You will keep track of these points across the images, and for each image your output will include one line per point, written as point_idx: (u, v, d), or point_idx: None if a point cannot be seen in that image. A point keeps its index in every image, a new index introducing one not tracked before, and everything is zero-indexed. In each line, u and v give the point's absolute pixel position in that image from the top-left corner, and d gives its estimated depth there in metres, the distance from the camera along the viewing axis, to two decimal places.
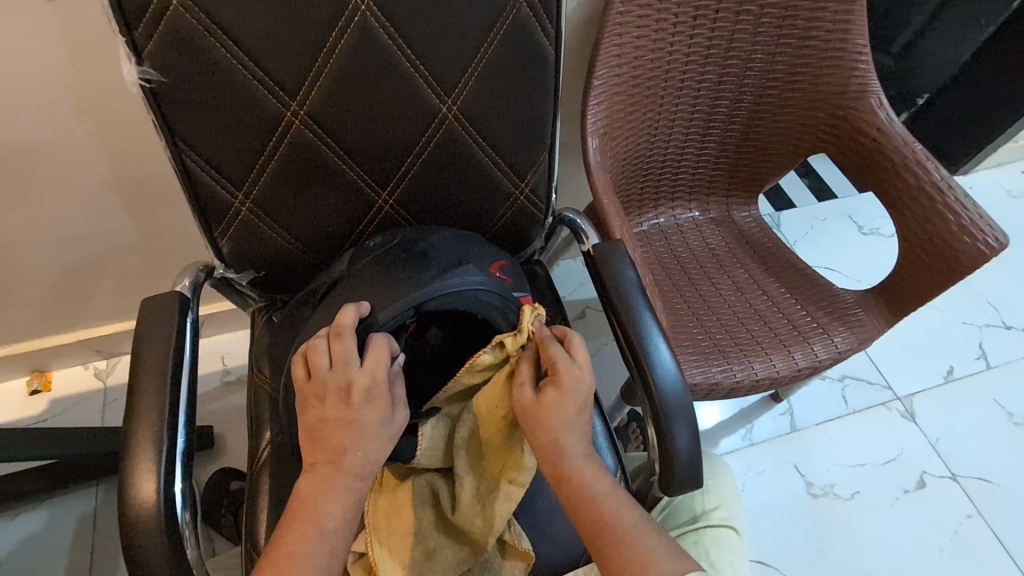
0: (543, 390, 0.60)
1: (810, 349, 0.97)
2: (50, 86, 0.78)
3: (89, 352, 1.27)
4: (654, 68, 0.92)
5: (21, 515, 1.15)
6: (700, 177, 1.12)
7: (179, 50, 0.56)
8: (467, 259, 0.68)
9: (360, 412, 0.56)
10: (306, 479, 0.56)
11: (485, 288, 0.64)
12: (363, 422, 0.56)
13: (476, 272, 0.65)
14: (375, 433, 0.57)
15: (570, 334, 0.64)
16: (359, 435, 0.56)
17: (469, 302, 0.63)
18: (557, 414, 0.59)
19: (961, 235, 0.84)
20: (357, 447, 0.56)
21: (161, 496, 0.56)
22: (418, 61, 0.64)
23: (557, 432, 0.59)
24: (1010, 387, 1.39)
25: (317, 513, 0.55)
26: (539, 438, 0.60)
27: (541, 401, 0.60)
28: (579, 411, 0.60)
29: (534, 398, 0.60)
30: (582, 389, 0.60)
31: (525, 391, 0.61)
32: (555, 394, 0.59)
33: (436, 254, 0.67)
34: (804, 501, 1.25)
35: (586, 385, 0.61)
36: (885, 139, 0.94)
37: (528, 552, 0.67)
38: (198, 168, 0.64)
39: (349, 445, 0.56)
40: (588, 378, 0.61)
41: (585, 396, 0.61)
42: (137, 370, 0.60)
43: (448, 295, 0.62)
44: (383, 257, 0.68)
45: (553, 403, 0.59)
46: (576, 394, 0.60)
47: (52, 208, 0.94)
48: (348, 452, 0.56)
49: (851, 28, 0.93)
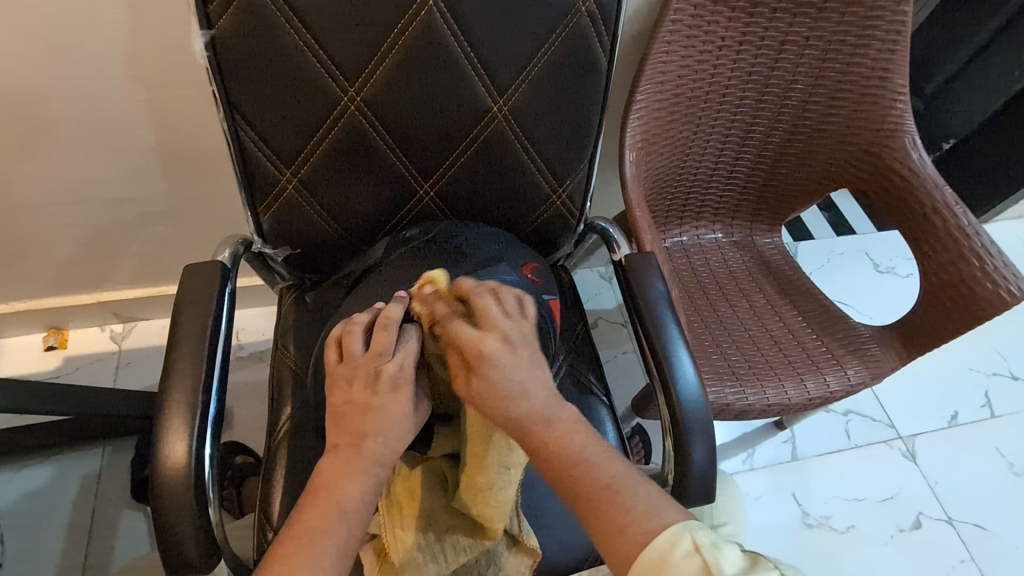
0: (469, 375, 0.56)
1: (823, 379, 0.98)
2: (112, 49, 0.80)
3: (107, 315, 1.29)
4: (695, 89, 0.94)
5: (26, 469, 1.16)
6: (727, 200, 1.13)
7: (250, 27, 0.58)
8: (499, 259, 0.70)
9: (385, 401, 0.56)
10: (326, 461, 0.56)
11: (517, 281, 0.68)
12: (387, 413, 0.56)
13: (508, 271, 0.68)
14: (397, 422, 0.57)
15: (474, 296, 0.57)
16: (382, 422, 0.56)
17: None
18: (490, 394, 0.54)
19: (984, 281, 0.85)
20: (379, 433, 0.56)
21: (190, 458, 0.57)
22: (476, 61, 0.66)
23: (513, 407, 0.54)
24: (1012, 437, 1.39)
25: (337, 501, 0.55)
26: (495, 419, 0.56)
27: (473, 389, 0.55)
28: (514, 381, 0.55)
29: (469, 387, 0.56)
30: (500, 368, 0.54)
31: (461, 381, 0.57)
32: (478, 382, 0.55)
33: (469, 252, 0.70)
34: (799, 530, 1.26)
35: (500, 356, 0.54)
36: (915, 178, 0.95)
37: (535, 549, 0.68)
38: (251, 143, 0.66)
39: (372, 426, 0.56)
40: (497, 346, 0.55)
41: (506, 365, 0.55)
42: (176, 331, 0.62)
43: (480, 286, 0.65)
44: (420, 249, 0.70)
45: (485, 391, 0.55)
46: (496, 367, 0.54)
47: (94, 167, 0.96)
48: (369, 436, 0.56)
49: (893, 68, 0.94)
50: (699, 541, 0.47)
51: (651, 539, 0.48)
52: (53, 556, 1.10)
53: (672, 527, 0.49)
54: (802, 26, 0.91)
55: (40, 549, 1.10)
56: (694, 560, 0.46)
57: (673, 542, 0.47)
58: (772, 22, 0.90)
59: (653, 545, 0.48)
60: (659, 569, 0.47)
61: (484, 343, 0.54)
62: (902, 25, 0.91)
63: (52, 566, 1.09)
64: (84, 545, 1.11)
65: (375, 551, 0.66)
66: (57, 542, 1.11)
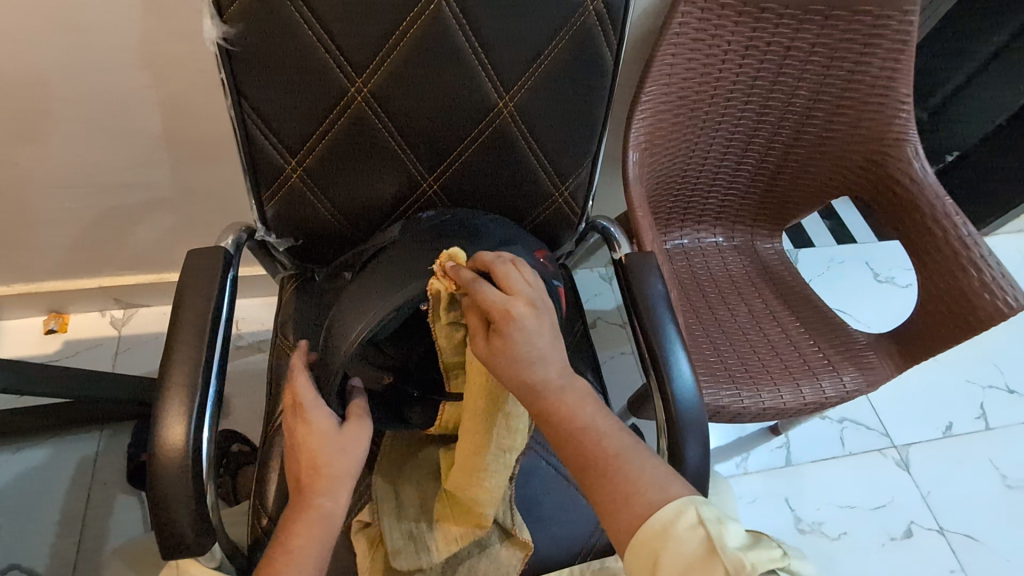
0: (491, 336, 0.56)
1: (818, 385, 0.99)
2: (121, 34, 0.80)
3: (108, 300, 1.29)
4: (699, 93, 0.94)
5: (22, 452, 1.17)
6: (728, 205, 1.13)
7: (259, 16, 0.58)
8: (514, 241, 0.70)
9: (304, 441, 0.59)
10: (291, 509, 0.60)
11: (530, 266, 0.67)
12: (311, 451, 0.59)
13: (524, 253, 0.67)
14: (324, 454, 0.59)
15: (498, 264, 0.57)
16: (314, 462, 0.59)
17: None
18: (511, 357, 0.55)
19: (982, 291, 0.86)
20: (316, 469, 0.59)
21: (187, 441, 0.57)
22: (483, 56, 0.66)
23: (528, 372, 0.55)
24: (1006, 449, 1.40)
25: None
26: (507, 380, 0.56)
27: (494, 349, 0.55)
28: (535, 346, 0.55)
29: (488, 347, 0.56)
30: (525, 333, 0.54)
31: (478, 340, 0.56)
32: (501, 343, 0.55)
33: (486, 233, 0.69)
34: (791, 535, 1.26)
35: (526, 319, 0.54)
36: (916, 188, 0.95)
37: (528, 543, 0.68)
38: (257, 131, 0.66)
39: (306, 470, 0.59)
40: (525, 312, 0.54)
41: (530, 331, 0.55)
42: (177, 315, 0.62)
43: None
44: (438, 226, 0.68)
45: (506, 354, 0.55)
46: (520, 333, 0.54)
47: (99, 151, 0.96)
48: (310, 476, 0.59)
49: (897, 77, 0.95)
50: (704, 515, 0.50)
51: (658, 510, 0.52)
52: (47, 538, 1.10)
53: (679, 500, 0.52)
54: (808, 32, 0.91)
55: (35, 532, 1.10)
56: (698, 532, 0.50)
57: (679, 513, 0.51)
58: (779, 27, 0.90)
59: (656, 517, 0.52)
60: (664, 537, 0.51)
61: (513, 306, 0.54)
62: (908, 34, 0.92)
63: (46, 549, 1.09)
64: (78, 529, 1.11)
65: (367, 539, 0.67)
66: (51, 525, 1.11)
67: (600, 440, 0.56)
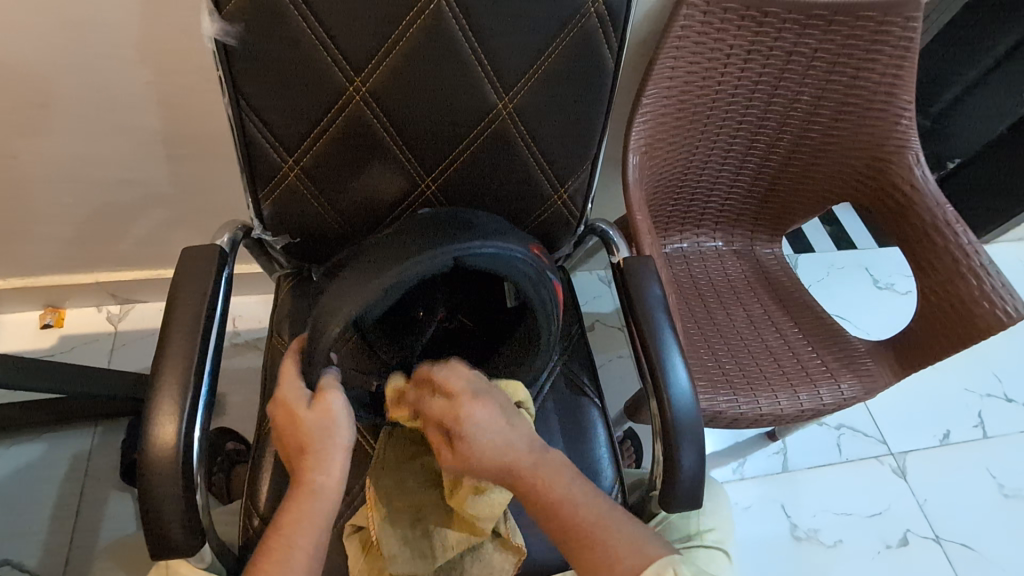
0: (453, 445, 0.58)
1: (816, 392, 0.99)
2: (121, 29, 0.80)
3: (105, 296, 1.29)
4: (701, 97, 0.94)
5: (17, 446, 1.16)
6: (728, 209, 1.13)
7: (257, 13, 0.58)
8: (508, 231, 0.60)
9: (288, 424, 0.59)
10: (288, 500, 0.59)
11: (521, 259, 0.58)
12: (296, 432, 0.59)
13: (514, 241, 0.58)
14: (306, 432, 0.59)
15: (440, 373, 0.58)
16: (302, 441, 0.59)
17: (500, 269, 0.57)
18: (478, 456, 0.57)
19: (981, 300, 0.85)
20: (303, 448, 0.59)
21: (179, 440, 0.57)
22: (483, 57, 0.66)
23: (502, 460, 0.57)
24: (1004, 459, 1.39)
25: None
26: (492, 473, 0.58)
27: (461, 455, 0.57)
28: (497, 441, 0.57)
29: (454, 456, 0.58)
30: (485, 436, 0.57)
31: (445, 452, 0.59)
32: (466, 448, 0.57)
33: (478, 221, 0.60)
34: (786, 542, 1.26)
35: (478, 420, 0.56)
36: (917, 195, 0.95)
37: (521, 549, 0.68)
38: (254, 129, 0.66)
39: (297, 452, 0.60)
40: (480, 419, 0.56)
41: (487, 429, 0.57)
42: (170, 314, 0.62)
43: (483, 257, 0.56)
44: (427, 217, 0.62)
45: (474, 454, 0.57)
46: (477, 435, 0.56)
47: (97, 147, 0.96)
48: (302, 455, 0.59)
49: (900, 84, 0.94)
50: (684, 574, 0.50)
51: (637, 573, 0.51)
52: (40, 534, 1.10)
53: (658, 560, 0.52)
54: (811, 37, 0.91)
55: (28, 527, 1.10)
56: None
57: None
58: (782, 31, 0.90)
59: None
60: None
61: (464, 417, 0.56)
62: (911, 41, 0.91)
63: (38, 544, 1.09)
64: (71, 525, 1.11)
65: (360, 543, 0.68)
66: (44, 520, 1.11)
67: (577, 508, 0.56)
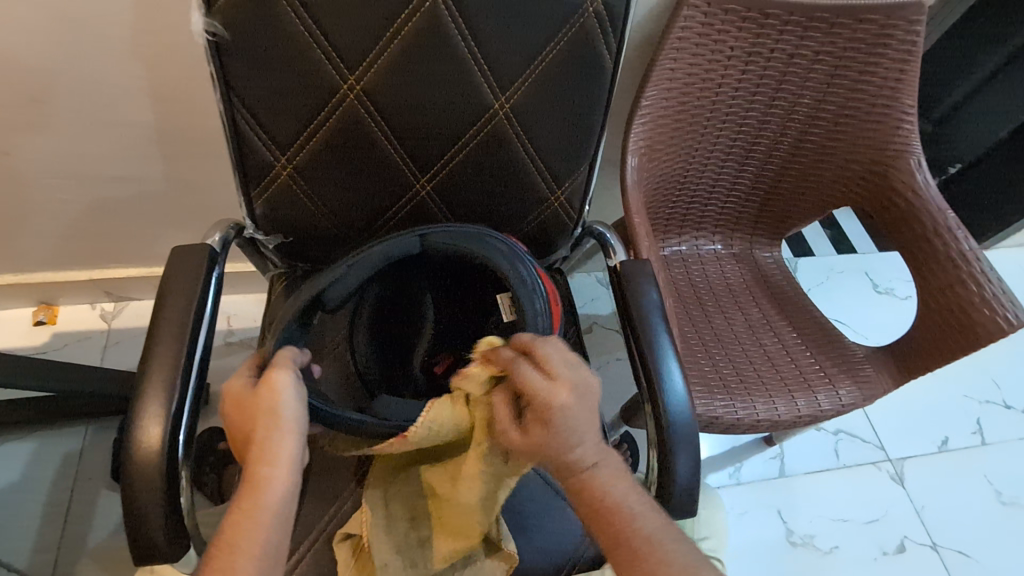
0: (527, 424, 0.56)
1: (813, 398, 0.98)
2: (113, 25, 0.79)
3: (98, 293, 1.28)
4: (700, 99, 0.93)
5: (7, 444, 1.15)
6: (727, 213, 1.12)
7: (249, 9, 0.57)
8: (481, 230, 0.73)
9: (237, 412, 0.58)
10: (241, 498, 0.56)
11: (490, 237, 0.69)
12: (245, 418, 0.57)
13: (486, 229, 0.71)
14: (253, 415, 0.57)
15: (541, 349, 0.57)
16: (249, 428, 0.57)
17: (466, 241, 0.69)
18: (552, 443, 0.55)
19: (982, 307, 0.84)
20: (252, 437, 0.57)
21: (164, 444, 0.56)
22: (480, 56, 0.65)
23: (562, 455, 0.56)
24: (1002, 466, 1.38)
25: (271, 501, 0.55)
26: (548, 462, 0.57)
27: (530, 440, 0.56)
28: (576, 431, 0.56)
29: (525, 436, 0.56)
30: (570, 421, 0.55)
31: (511, 432, 0.56)
32: (541, 432, 0.55)
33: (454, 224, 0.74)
34: (782, 547, 1.25)
35: (568, 408, 0.55)
36: (918, 201, 0.94)
37: (513, 556, 0.67)
38: (246, 126, 0.65)
39: (247, 441, 0.57)
40: (566, 401, 0.55)
41: (571, 416, 0.55)
42: (158, 314, 0.61)
43: (450, 232, 0.69)
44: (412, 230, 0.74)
45: (546, 442, 0.55)
46: (560, 421, 0.55)
47: (90, 143, 0.95)
48: (252, 446, 0.57)
49: (901, 88, 0.94)
50: None
51: None
52: (29, 533, 1.09)
53: None
54: (812, 40, 0.90)
55: (17, 526, 1.09)
56: None
57: None
58: (783, 34, 0.89)
59: None
60: None
61: (554, 395, 0.54)
62: (913, 44, 0.90)
63: (27, 543, 1.08)
64: (61, 525, 1.10)
65: (352, 547, 0.67)
66: (33, 520, 1.10)
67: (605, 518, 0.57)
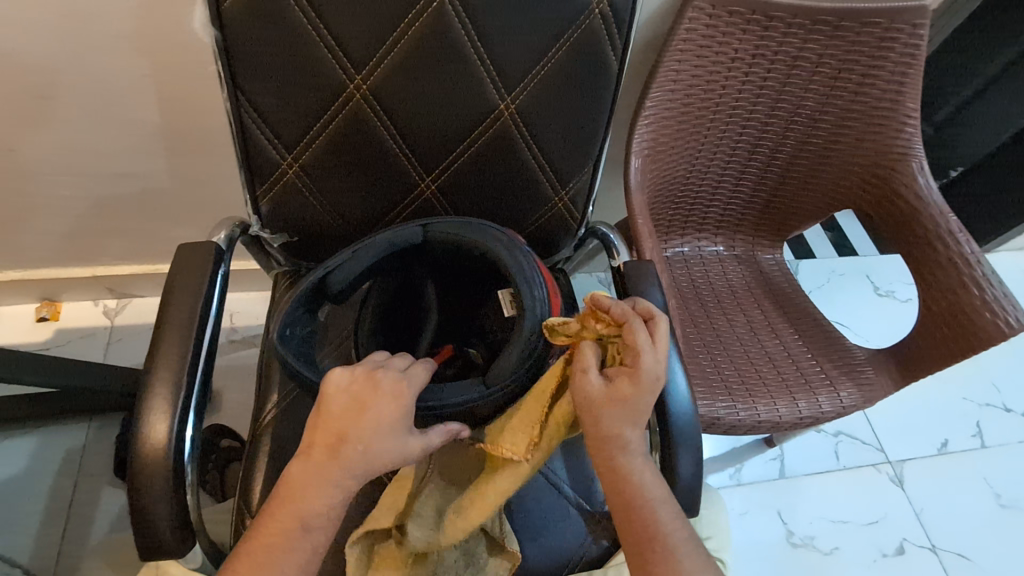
0: (617, 378, 0.58)
1: (815, 400, 0.98)
2: (120, 23, 0.79)
3: (102, 290, 1.28)
4: (704, 101, 0.93)
5: (10, 440, 1.15)
6: (730, 214, 1.12)
7: (256, 9, 0.57)
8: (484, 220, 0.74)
9: (378, 408, 0.57)
10: (296, 468, 0.56)
11: (490, 229, 0.71)
12: (377, 417, 0.56)
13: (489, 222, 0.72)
14: (384, 432, 0.56)
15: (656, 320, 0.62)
16: (371, 426, 0.56)
17: (469, 233, 0.70)
18: (632, 403, 0.58)
19: (983, 310, 0.84)
20: (359, 440, 0.55)
21: (171, 440, 0.56)
22: (486, 57, 0.65)
23: (613, 426, 0.57)
24: (1001, 468, 1.39)
25: (306, 501, 0.55)
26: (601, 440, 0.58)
27: (613, 391, 0.57)
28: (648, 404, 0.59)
29: (615, 389, 0.58)
30: (651, 393, 0.58)
31: (595, 379, 0.58)
32: (629, 389, 0.57)
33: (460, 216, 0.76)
34: (782, 548, 1.26)
35: (657, 373, 0.58)
36: (920, 204, 0.94)
37: (516, 553, 0.68)
38: (253, 126, 0.65)
39: (355, 432, 0.56)
40: (658, 364, 0.59)
41: (655, 383, 0.58)
42: (164, 311, 0.61)
43: (454, 224, 0.71)
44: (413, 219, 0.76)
45: (628, 398, 0.57)
46: (648, 385, 0.58)
47: (96, 141, 0.95)
48: (349, 442, 0.55)
49: (904, 91, 0.94)
50: None
51: None
52: (32, 529, 1.09)
53: None
54: (816, 42, 0.90)
55: (20, 521, 1.09)
56: None
57: None
58: (787, 36, 0.89)
59: None
60: None
61: (658, 356, 0.59)
62: (917, 48, 0.91)
63: (30, 539, 1.08)
64: (63, 521, 1.10)
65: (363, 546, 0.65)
66: (35, 516, 1.10)
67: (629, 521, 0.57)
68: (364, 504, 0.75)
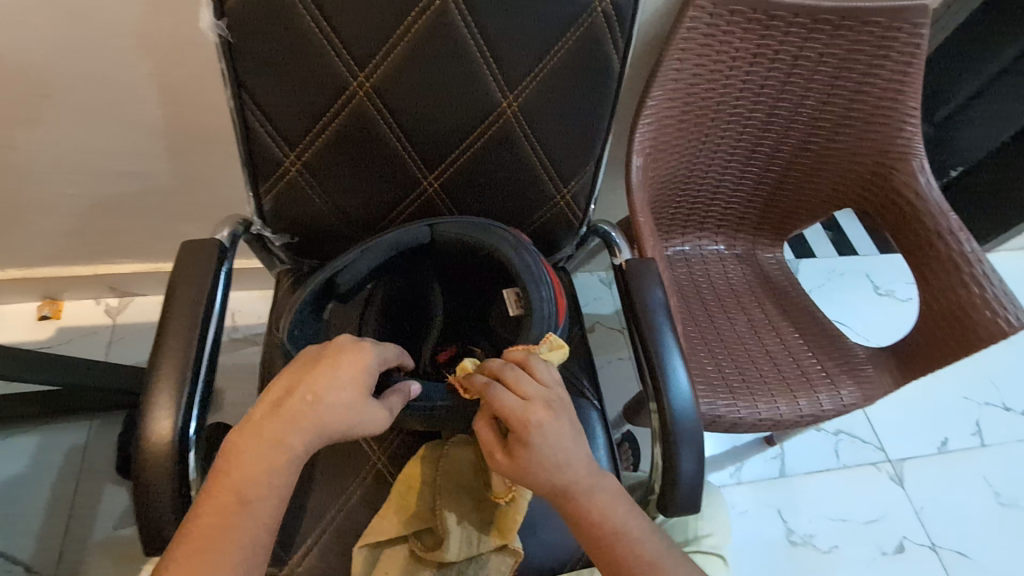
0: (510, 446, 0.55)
1: (816, 398, 0.98)
2: (124, 22, 0.79)
3: (103, 289, 1.28)
4: (705, 100, 0.93)
5: (12, 438, 1.16)
6: (730, 213, 1.12)
7: (259, 7, 0.57)
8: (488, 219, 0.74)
9: (337, 359, 0.56)
10: (236, 438, 0.54)
11: (495, 228, 0.71)
12: (333, 367, 0.55)
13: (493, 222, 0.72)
14: (338, 385, 0.55)
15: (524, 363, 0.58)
16: (325, 376, 0.55)
17: (476, 232, 0.70)
18: (537, 463, 0.54)
19: (983, 308, 0.85)
20: (309, 391, 0.54)
21: (174, 436, 0.56)
22: (489, 55, 0.65)
23: (547, 477, 0.55)
24: (1000, 467, 1.39)
25: (241, 474, 0.53)
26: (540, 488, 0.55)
27: (516, 461, 0.54)
28: (558, 449, 0.55)
29: (511, 460, 0.55)
30: (552, 442, 0.54)
31: (499, 456, 0.55)
32: (524, 451, 0.54)
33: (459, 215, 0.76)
34: (782, 547, 1.26)
35: (545, 421, 0.54)
36: (920, 203, 0.95)
37: (519, 550, 0.66)
38: (257, 123, 0.66)
39: (306, 383, 0.55)
40: (541, 413, 0.54)
41: (550, 433, 0.54)
42: (168, 307, 0.61)
43: (458, 225, 0.71)
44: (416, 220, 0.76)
45: (530, 460, 0.54)
46: (538, 437, 0.54)
47: (99, 139, 0.96)
48: (299, 392, 0.55)
49: (905, 90, 0.94)
50: None
51: None
52: (34, 527, 1.09)
53: None
54: (817, 42, 0.91)
55: (22, 519, 1.10)
56: None
57: None
58: (788, 35, 0.90)
59: None
60: None
61: (528, 407, 0.54)
62: (917, 47, 0.91)
63: (32, 537, 1.08)
64: (65, 519, 1.10)
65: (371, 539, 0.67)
66: (37, 514, 1.10)
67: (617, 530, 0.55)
68: (367, 501, 0.75)
